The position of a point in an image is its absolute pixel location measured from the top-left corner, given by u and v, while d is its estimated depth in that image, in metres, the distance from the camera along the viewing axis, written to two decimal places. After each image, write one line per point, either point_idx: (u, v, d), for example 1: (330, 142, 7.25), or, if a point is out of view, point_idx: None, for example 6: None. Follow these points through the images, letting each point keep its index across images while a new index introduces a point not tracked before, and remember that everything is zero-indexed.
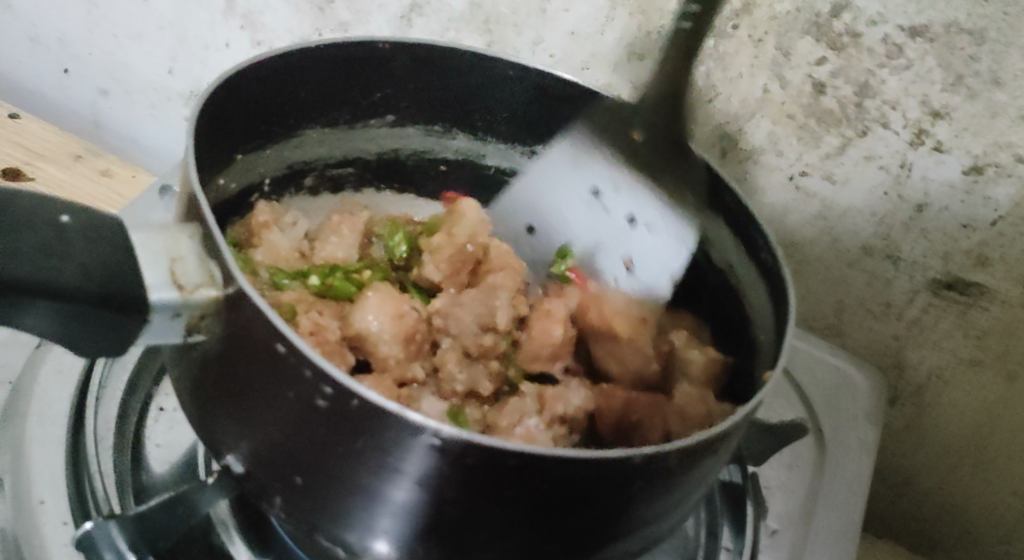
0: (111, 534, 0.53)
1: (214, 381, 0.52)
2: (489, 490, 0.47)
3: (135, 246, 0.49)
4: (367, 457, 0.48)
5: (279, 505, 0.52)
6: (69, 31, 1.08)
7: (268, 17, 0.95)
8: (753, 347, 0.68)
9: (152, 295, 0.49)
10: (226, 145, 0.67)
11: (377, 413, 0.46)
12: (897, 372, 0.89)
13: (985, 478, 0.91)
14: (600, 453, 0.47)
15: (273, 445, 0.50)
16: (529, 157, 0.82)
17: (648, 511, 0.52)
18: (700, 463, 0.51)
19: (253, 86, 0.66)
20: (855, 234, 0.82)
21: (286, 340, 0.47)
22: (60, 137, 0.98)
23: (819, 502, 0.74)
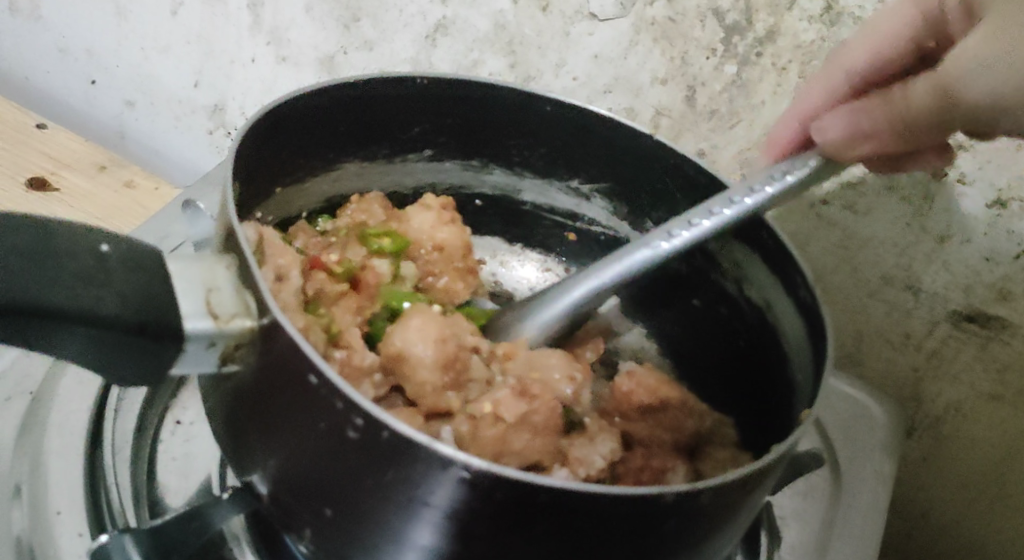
0: (126, 546, 0.53)
1: (245, 409, 0.52)
2: (519, 527, 0.47)
3: (173, 276, 0.50)
4: (397, 490, 0.47)
5: (309, 537, 0.52)
6: (97, 43, 1.09)
7: (294, 33, 0.96)
8: (772, 381, 0.67)
9: (187, 324, 0.49)
10: (265, 180, 0.66)
11: (408, 446, 0.46)
12: (914, 404, 0.88)
13: (1003, 513, 0.90)
14: (628, 490, 0.46)
15: (303, 476, 0.50)
16: (565, 192, 0.80)
17: (679, 552, 0.51)
18: (736, 504, 0.51)
19: (291, 123, 0.65)
20: (877, 263, 0.82)
21: (317, 371, 0.47)
22: (85, 148, 0.99)
23: (835, 535, 0.74)
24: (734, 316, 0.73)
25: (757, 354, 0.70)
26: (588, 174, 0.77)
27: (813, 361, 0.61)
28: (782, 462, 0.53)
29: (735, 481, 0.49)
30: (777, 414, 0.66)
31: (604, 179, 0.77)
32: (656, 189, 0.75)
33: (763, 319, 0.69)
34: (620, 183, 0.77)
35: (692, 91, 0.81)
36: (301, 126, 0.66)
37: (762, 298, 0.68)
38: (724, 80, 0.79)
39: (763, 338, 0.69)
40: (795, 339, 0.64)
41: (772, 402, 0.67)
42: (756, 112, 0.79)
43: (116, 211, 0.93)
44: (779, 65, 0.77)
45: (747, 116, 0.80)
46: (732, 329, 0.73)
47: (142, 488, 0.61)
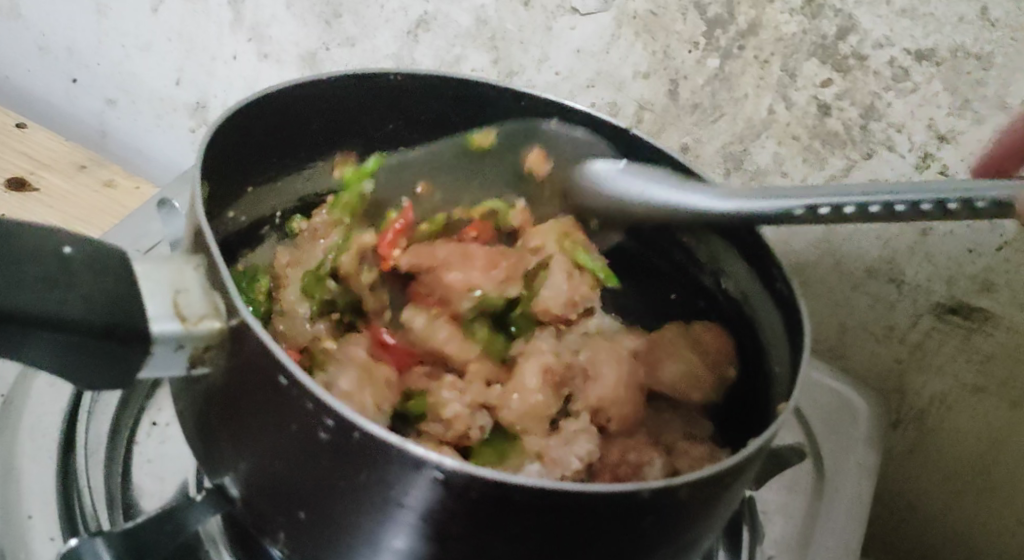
0: (97, 549, 0.53)
1: (217, 412, 0.51)
2: (495, 526, 0.47)
3: (141, 279, 0.49)
4: (370, 492, 0.47)
5: (283, 540, 0.52)
6: (77, 41, 1.08)
7: (275, 29, 0.96)
8: (753, 375, 0.67)
9: (154, 326, 0.48)
10: (237, 179, 0.66)
11: (380, 446, 0.45)
12: (899, 397, 0.88)
13: (989, 505, 0.90)
14: (600, 488, 0.46)
15: (276, 478, 0.50)
16: None
17: (656, 549, 0.51)
18: (713, 499, 0.51)
19: (262, 119, 0.64)
20: (860, 256, 0.81)
21: (287, 372, 0.46)
22: (66, 148, 0.99)
23: (818, 529, 0.74)
24: (711, 308, 0.73)
25: (738, 349, 0.70)
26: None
27: (792, 355, 0.61)
28: (760, 457, 0.53)
29: (711, 475, 0.49)
30: (755, 407, 0.66)
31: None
32: None
33: (740, 311, 0.69)
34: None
35: (674, 85, 0.81)
36: (271, 125, 0.66)
37: (739, 291, 0.69)
38: (706, 73, 0.79)
39: (744, 332, 0.69)
40: (775, 333, 0.64)
41: (750, 393, 0.67)
42: (739, 106, 0.79)
43: (96, 211, 0.92)
44: (760, 58, 0.76)
45: (730, 110, 0.79)
46: (709, 323, 0.74)
47: (116, 490, 0.61)
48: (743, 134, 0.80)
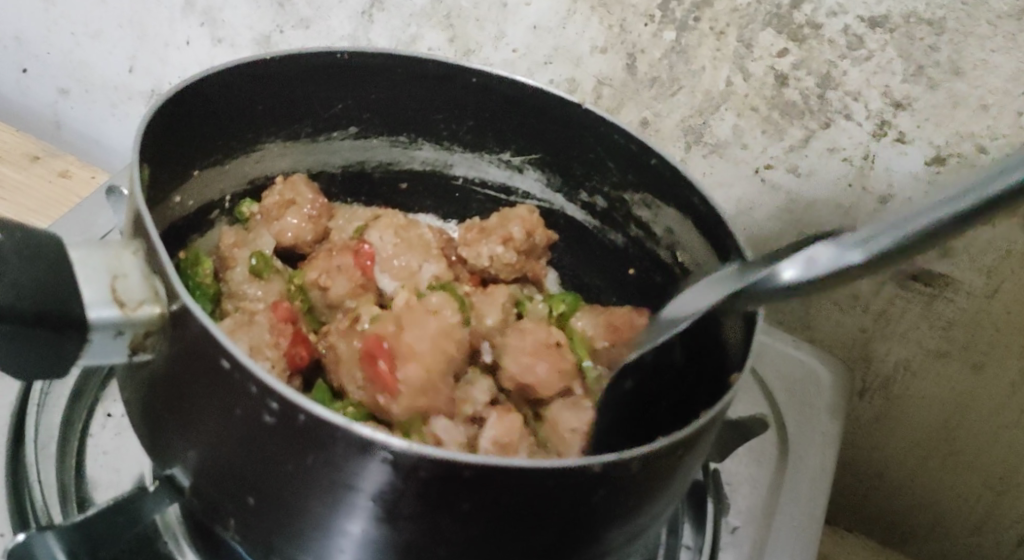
0: (50, 545, 0.53)
1: (162, 401, 0.51)
2: (446, 505, 0.46)
3: (76, 264, 0.49)
4: (318, 473, 0.47)
5: (233, 527, 0.51)
6: (25, 30, 1.06)
7: (227, 13, 0.94)
8: None
9: (92, 313, 0.48)
10: (181, 162, 0.65)
11: (326, 429, 0.45)
12: (864, 365, 0.88)
13: (954, 469, 0.91)
14: (552, 464, 0.46)
15: (223, 464, 0.49)
16: (497, 166, 0.79)
17: (614, 521, 0.51)
18: (667, 471, 0.50)
19: (205, 102, 0.63)
20: (821, 227, 0.81)
21: (229, 356, 0.46)
22: (16, 138, 0.97)
23: (783, 497, 0.74)
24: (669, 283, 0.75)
25: None
26: (518, 146, 0.77)
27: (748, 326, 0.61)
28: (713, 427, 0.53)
29: (662, 449, 0.48)
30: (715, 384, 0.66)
31: (535, 150, 0.76)
32: (587, 158, 0.74)
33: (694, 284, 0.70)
34: (551, 153, 0.76)
35: (632, 60, 0.80)
36: (215, 107, 0.64)
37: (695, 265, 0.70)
38: (663, 47, 0.78)
39: None
40: None
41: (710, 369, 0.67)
42: (696, 79, 0.79)
43: (49, 202, 0.91)
44: (716, 30, 0.76)
45: (687, 83, 0.79)
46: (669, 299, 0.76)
47: (70, 484, 0.60)
48: (701, 107, 0.80)
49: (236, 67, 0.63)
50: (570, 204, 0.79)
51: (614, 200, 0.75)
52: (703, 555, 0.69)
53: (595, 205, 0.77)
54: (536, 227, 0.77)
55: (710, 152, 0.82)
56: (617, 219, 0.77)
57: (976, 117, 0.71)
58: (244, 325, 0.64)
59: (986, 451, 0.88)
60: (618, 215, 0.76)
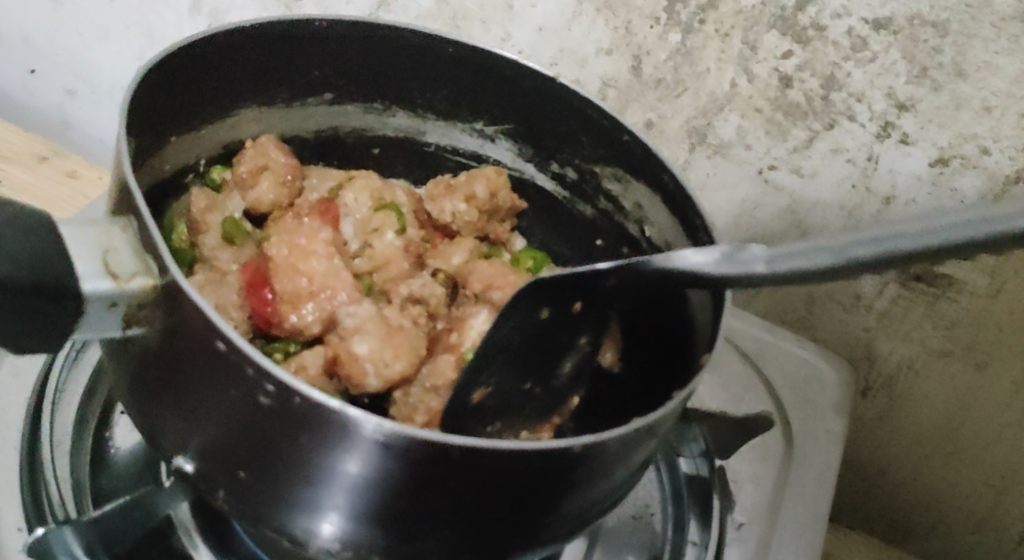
0: (67, 538, 0.54)
1: (152, 375, 0.51)
2: (434, 482, 0.47)
3: (68, 240, 0.49)
4: (308, 451, 0.47)
5: (223, 499, 0.52)
6: (33, 31, 1.07)
7: (235, 14, 0.95)
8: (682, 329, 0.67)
9: (85, 284, 0.48)
10: (160, 127, 0.65)
11: (317, 411, 0.45)
12: (867, 364, 0.89)
13: (956, 468, 0.92)
14: (544, 445, 0.46)
15: (215, 440, 0.50)
16: (470, 134, 0.80)
17: (590, 493, 0.52)
18: (641, 447, 0.52)
19: (187, 69, 0.63)
20: (825, 227, 0.82)
21: (223, 337, 0.46)
22: (24, 138, 0.97)
23: (788, 494, 0.74)
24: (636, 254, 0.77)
25: None
26: (491, 116, 0.77)
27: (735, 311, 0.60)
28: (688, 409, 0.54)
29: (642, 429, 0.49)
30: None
31: (508, 120, 0.77)
32: (564, 129, 0.74)
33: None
34: (524, 125, 0.77)
35: (637, 61, 0.81)
36: (195, 73, 0.64)
37: (662, 240, 0.72)
38: (668, 48, 0.79)
39: None
40: None
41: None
42: (701, 80, 0.79)
43: (58, 202, 0.92)
44: (720, 32, 0.76)
45: (692, 84, 0.80)
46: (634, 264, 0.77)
47: (85, 480, 0.60)
48: (706, 108, 0.80)
49: (220, 35, 0.63)
50: (540, 173, 0.81)
51: (586, 172, 0.76)
52: (709, 550, 0.69)
53: (565, 176, 0.79)
54: (500, 188, 0.78)
55: (713, 153, 0.83)
56: (586, 191, 0.78)
57: (979, 118, 0.72)
58: (213, 283, 0.68)
59: (990, 450, 0.89)
60: (589, 187, 0.77)
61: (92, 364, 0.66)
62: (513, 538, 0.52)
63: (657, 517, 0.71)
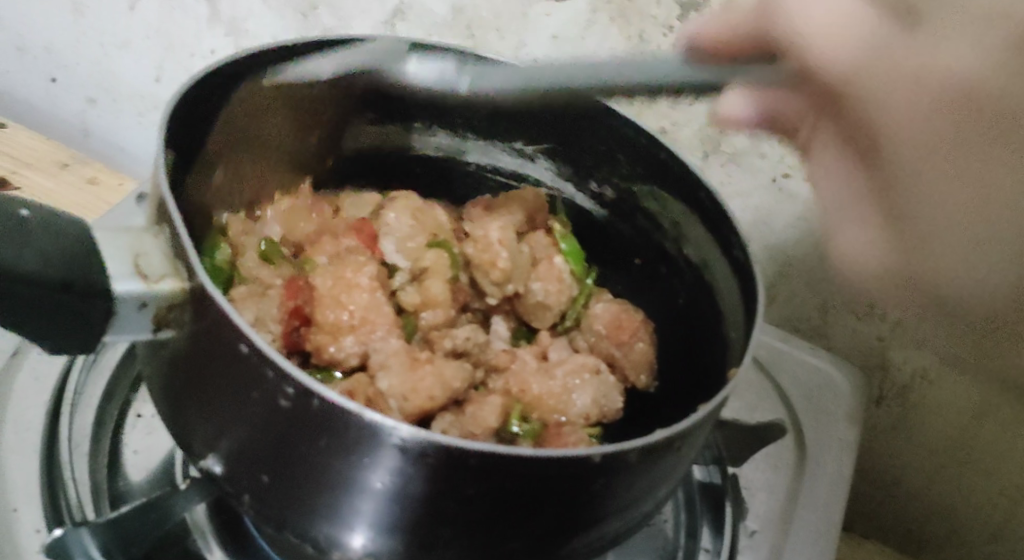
0: (83, 540, 0.55)
1: (182, 378, 0.51)
2: (453, 490, 0.47)
3: (101, 244, 0.50)
4: (330, 455, 0.48)
5: (248, 503, 0.52)
6: (55, 40, 1.08)
7: (253, 23, 0.96)
8: (711, 334, 0.67)
9: (117, 285, 0.49)
10: (207, 145, 0.64)
11: (340, 416, 0.46)
12: (881, 373, 0.89)
13: (972, 477, 0.91)
14: (560, 452, 0.47)
15: (242, 444, 0.50)
16: (510, 154, 0.79)
17: (614, 506, 0.52)
18: (664, 458, 0.51)
19: (231, 85, 0.62)
20: (839, 234, 0.82)
21: (248, 340, 0.47)
22: (46, 146, 0.99)
23: (801, 502, 0.74)
24: (672, 273, 0.74)
25: (694, 309, 0.71)
26: (532, 132, 0.77)
27: (747, 317, 0.61)
28: (712, 419, 0.54)
29: (661, 439, 0.49)
30: (712, 352, 0.67)
31: (546, 139, 0.77)
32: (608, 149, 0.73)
33: (699, 276, 0.70)
34: (561, 142, 0.76)
35: None
36: (238, 87, 0.64)
37: (699, 255, 0.69)
38: None
39: (700, 294, 0.70)
40: (732, 300, 0.64)
41: (710, 354, 0.67)
42: None
43: (77, 208, 0.93)
44: (734, 40, 0.77)
45: (706, 92, 0.80)
46: (671, 287, 0.75)
47: (103, 482, 0.61)
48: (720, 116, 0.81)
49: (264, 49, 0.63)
50: (579, 194, 0.79)
51: (622, 188, 0.75)
52: (722, 557, 0.69)
53: (604, 196, 0.77)
54: (537, 211, 0.77)
55: (726, 161, 0.83)
56: (624, 211, 0.76)
57: None
58: (255, 296, 0.65)
59: (1005, 459, 0.88)
60: (626, 206, 0.76)
61: (111, 368, 0.67)
62: (537, 551, 0.52)
63: (669, 524, 0.71)
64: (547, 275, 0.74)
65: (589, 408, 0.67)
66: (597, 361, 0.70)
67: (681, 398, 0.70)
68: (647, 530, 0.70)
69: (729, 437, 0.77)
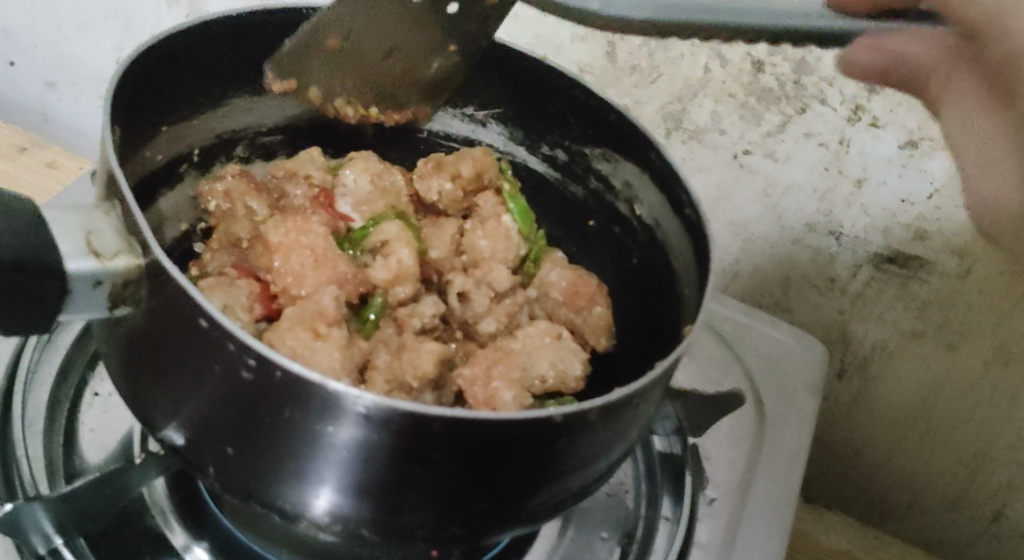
0: (37, 518, 0.54)
1: (141, 356, 0.51)
2: (417, 453, 0.48)
3: (52, 223, 0.49)
4: (294, 426, 0.47)
5: (215, 477, 0.52)
6: (13, 23, 1.07)
7: (213, 4, 0.95)
8: (669, 298, 0.67)
9: (70, 264, 0.48)
10: (150, 114, 0.62)
11: (302, 385, 0.46)
12: (842, 345, 0.90)
13: (929, 446, 0.93)
14: (521, 414, 0.47)
15: (203, 417, 0.50)
16: (462, 119, 0.78)
17: (571, 466, 0.52)
18: (622, 418, 0.51)
19: (175, 54, 0.61)
20: (798, 210, 0.83)
21: (208, 315, 0.46)
22: (2, 128, 0.97)
23: (761, 471, 0.75)
24: (626, 235, 0.74)
25: (649, 270, 0.71)
26: (481, 98, 0.75)
27: (700, 281, 0.61)
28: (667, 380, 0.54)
29: (621, 399, 0.49)
30: (668, 309, 0.67)
31: (499, 105, 0.75)
32: (557, 114, 0.72)
33: (652, 238, 0.70)
34: (514, 108, 0.75)
35: (612, 48, 0.81)
36: (183, 56, 0.62)
37: (652, 218, 0.69)
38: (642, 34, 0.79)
39: (654, 254, 0.70)
40: (685, 258, 0.64)
41: (664, 315, 0.67)
42: (676, 65, 0.80)
43: (34, 190, 0.92)
44: None
45: (667, 70, 0.80)
46: (625, 248, 0.74)
47: (58, 460, 0.61)
48: (681, 94, 0.81)
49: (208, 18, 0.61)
50: (531, 156, 0.78)
51: (574, 151, 0.74)
52: (681, 525, 0.70)
53: (556, 158, 0.76)
54: (487, 168, 0.74)
55: (689, 138, 0.83)
56: (576, 172, 0.75)
57: None
58: (224, 286, 0.63)
59: (962, 429, 0.90)
60: (579, 169, 0.75)
61: (66, 346, 0.66)
62: (499, 510, 0.52)
63: (630, 495, 0.71)
64: (494, 233, 0.72)
65: (549, 373, 0.65)
66: (558, 326, 0.68)
67: (639, 357, 0.70)
68: (607, 500, 0.71)
69: (689, 408, 0.78)
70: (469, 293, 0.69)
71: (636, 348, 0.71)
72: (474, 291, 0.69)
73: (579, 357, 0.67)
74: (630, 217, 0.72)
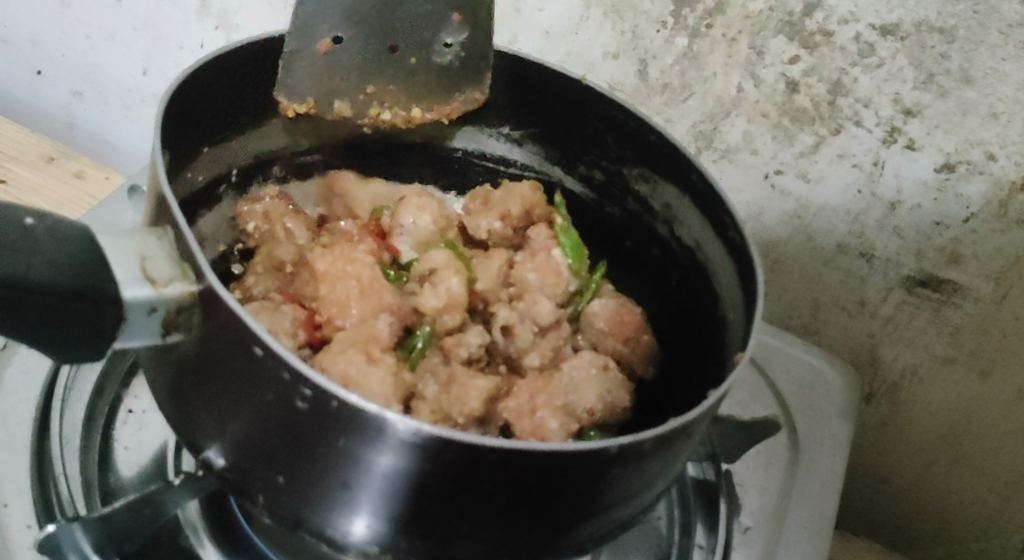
0: (75, 535, 0.54)
1: (189, 380, 0.51)
2: (469, 485, 0.47)
3: (107, 248, 0.49)
4: (347, 455, 0.47)
5: (261, 503, 0.52)
6: (41, 32, 1.07)
7: (243, 16, 0.95)
8: (710, 323, 0.66)
9: (127, 291, 0.48)
10: (195, 136, 0.62)
11: (357, 414, 0.45)
12: (872, 370, 0.89)
13: (959, 473, 0.92)
14: (575, 446, 0.46)
15: (251, 443, 0.50)
16: (498, 139, 0.77)
17: (620, 499, 0.51)
18: (671, 449, 0.51)
19: (219, 76, 0.61)
20: (830, 232, 0.82)
21: (262, 342, 0.46)
22: (32, 138, 0.97)
23: (795, 499, 0.74)
24: (665, 256, 0.73)
25: (689, 294, 0.70)
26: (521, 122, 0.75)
27: (742, 306, 0.60)
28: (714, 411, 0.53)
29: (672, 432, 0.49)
30: (710, 334, 0.66)
31: (535, 125, 0.75)
32: (597, 135, 0.72)
33: (693, 260, 0.69)
34: (550, 128, 0.75)
35: (643, 65, 0.81)
36: (228, 78, 0.62)
37: (692, 240, 0.68)
38: (675, 52, 0.79)
39: (694, 277, 0.69)
40: (727, 282, 0.63)
41: (706, 342, 0.67)
42: (708, 84, 0.79)
43: (64, 201, 0.92)
44: (728, 36, 0.76)
45: (698, 88, 0.80)
46: (664, 270, 0.74)
47: (93, 478, 0.61)
48: (713, 113, 0.81)
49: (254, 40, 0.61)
50: (568, 177, 0.77)
51: (611, 172, 0.73)
52: (716, 554, 0.69)
53: (593, 178, 0.75)
54: (536, 205, 0.75)
55: (720, 157, 0.83)
56: (614, 193, 0.75)
57: (986, 124, 0.72)
58: (268, 310, 0.62)
59: (992, 457, 0.89)
60: (616, 190, 0.74)
61: (101, 363, 0.66)
62: (547, 542, 0.51)
63: (663, 521, 0.70)
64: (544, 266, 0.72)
65: (597, 405, 0.64)
66: (603, 358, 0.68)
67: (677, 384, 0.70)
68: (642, 525, 0.70)
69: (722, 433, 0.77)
70: (515, 326, 0.68)
71: (674, 376, 0.70)
72: (519, 326, 0.68)
73: (626, 390, 0.66)
74: (668, 237, 0.72)
